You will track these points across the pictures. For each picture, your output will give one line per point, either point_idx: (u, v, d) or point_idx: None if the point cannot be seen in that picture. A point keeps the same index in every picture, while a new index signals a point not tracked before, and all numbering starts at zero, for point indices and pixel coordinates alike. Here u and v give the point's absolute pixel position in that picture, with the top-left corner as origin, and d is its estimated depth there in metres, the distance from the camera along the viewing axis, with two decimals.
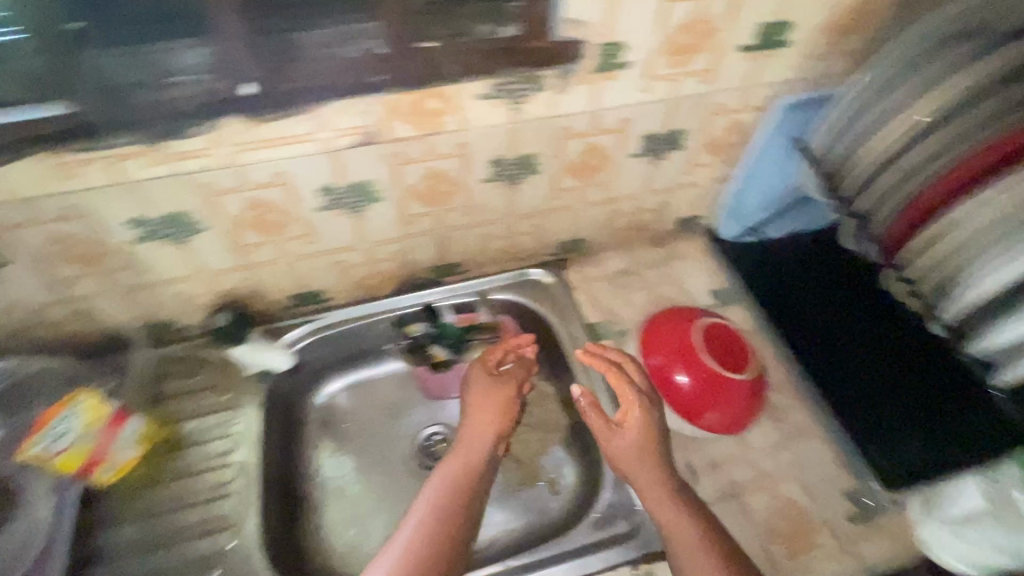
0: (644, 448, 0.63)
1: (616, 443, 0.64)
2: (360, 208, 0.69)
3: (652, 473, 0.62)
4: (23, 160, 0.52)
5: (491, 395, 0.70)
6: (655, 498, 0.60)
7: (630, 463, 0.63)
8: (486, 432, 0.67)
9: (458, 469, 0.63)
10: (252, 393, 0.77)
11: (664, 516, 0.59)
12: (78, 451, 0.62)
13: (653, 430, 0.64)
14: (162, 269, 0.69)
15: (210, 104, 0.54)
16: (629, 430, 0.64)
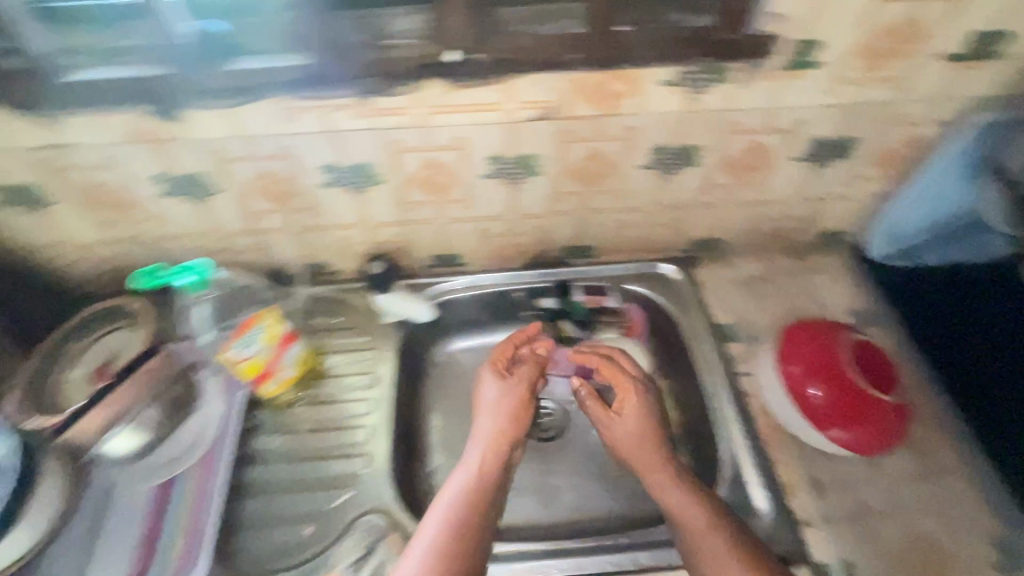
0: (643, 437, 0.69)
1: (616, 433, 0.70)
2: (520, 179, 0.72)
3: (654, 462, 0.67)
4: (260, 103, 0.61)
5: (500, 398, 0.72)
6: (667, 496, 0.64)
7: (635, 453, 0.68)
8: (499, 438, 0.68)
9: (470, 475, 0.65)
10: (388, 339, 0.84)
11: (672, 511, 0.62)
12: (258, 361, 0.71)
13: (647, 421, 0.70)
14: (334, 215, 0.76)
15: (419, 67, 0.59)
16: (629, 418, 0.70)
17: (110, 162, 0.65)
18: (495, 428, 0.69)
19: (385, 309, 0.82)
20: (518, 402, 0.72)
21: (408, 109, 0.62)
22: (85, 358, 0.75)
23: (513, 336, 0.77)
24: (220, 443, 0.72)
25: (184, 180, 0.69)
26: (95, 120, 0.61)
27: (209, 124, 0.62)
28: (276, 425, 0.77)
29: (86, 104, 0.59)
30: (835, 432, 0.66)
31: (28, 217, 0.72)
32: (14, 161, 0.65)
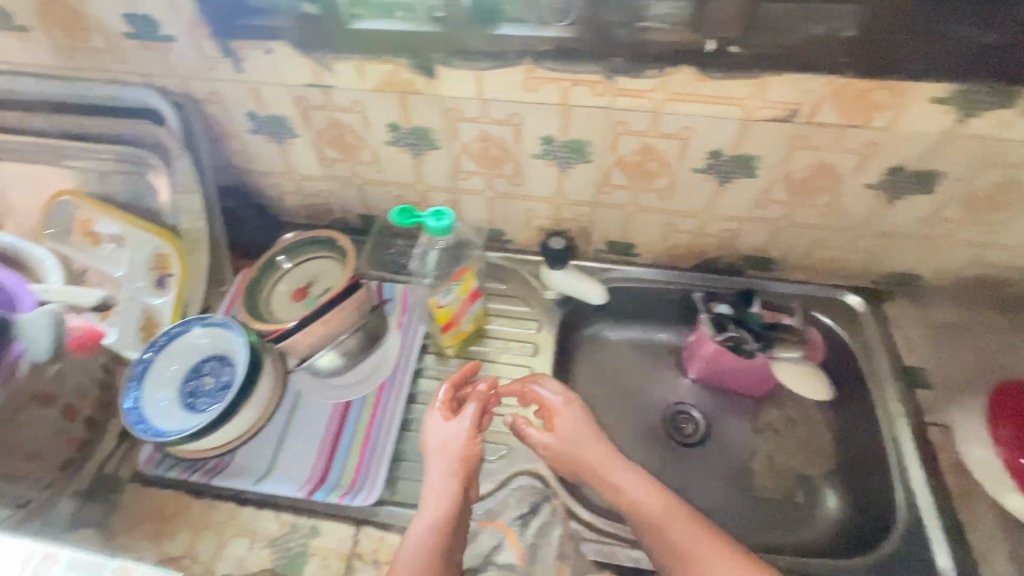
0: (580, 449, 0.66)
1: (561, 450, 0.67)
2: (730, 179, 0.70)
3: (595, 464, 0.65)
4: (510, 68, 0.63)
5: (452, 436, 0.64)
6: (622, 497, 0.63)
7: (576, 465, 0.66)
8: (447, 487, 0.61)
9: (429, 525, 0.58)
10: (550, 314, 0.87)
11: (637, 514, 0.62)
12: (449, 311, 0.75)
13: (583, 435, 0.67)
14: (531, 187, 0.78)
15: (674, 52, 0.59)
16: (564, 433, 0.67)
17: (356, 106, 0.72)
18: (449, 473, 0.62)
19: (555, 284, 0.84)
20: (471, 439, 0.64)
21: (649, 93, 0.62)
22: (288, 276, 0.83)
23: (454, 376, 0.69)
24: (398, 375, 0.78)
25: (411, 133, 0.74)
26: (358, 66, 0.67)
27: (454, 82, 0.66)
28: (440, 370, 0.81)
29: (357, 50, 0.65)
30: None
31: (269, 146, 0.81)
32: (277, 94, 0.72)
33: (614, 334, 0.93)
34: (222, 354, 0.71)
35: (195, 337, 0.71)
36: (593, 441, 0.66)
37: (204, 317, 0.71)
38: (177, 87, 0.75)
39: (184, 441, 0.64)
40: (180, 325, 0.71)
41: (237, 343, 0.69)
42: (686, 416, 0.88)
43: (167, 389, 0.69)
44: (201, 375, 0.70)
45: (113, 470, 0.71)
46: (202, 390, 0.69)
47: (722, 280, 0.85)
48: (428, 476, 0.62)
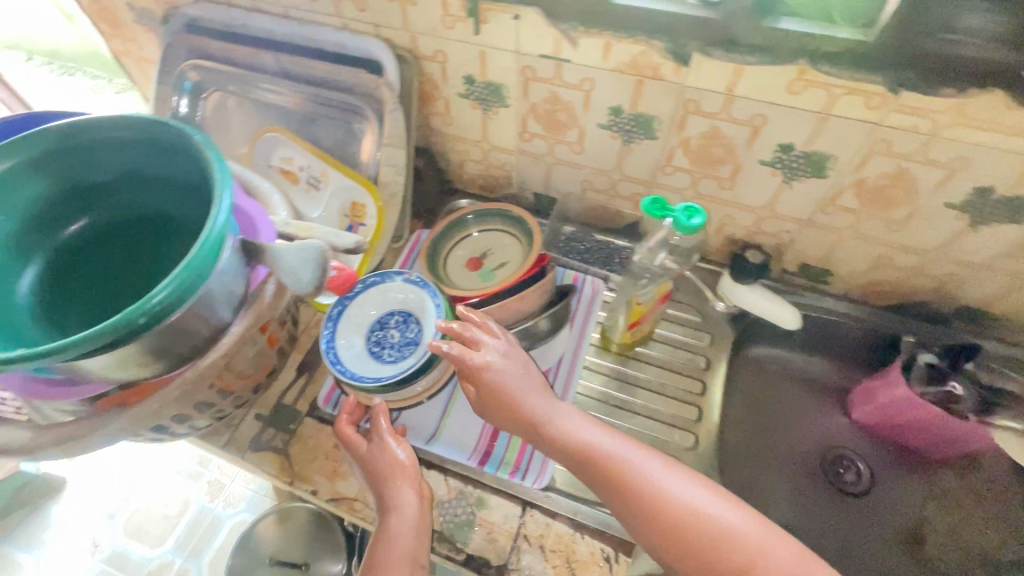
0: (506, 406, 0.59)
1: (494, 414, 0.61)
2: (986, 221, 0.63)
3: (531, 418, 0.58)
4: (777, 66, 0.58)
5: (376, 455, 0.63)
6: (563, 448, 0.57)
7: (508, 422, 0.60)
8: (398, 499, 0.60)
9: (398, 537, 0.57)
10: (720, 328, 0.83)
11: (580, 462, 0.56)
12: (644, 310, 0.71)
13: (506, 394, 0.59)
14: (740, 193, 0.74)
15: (984, 73, 0.52)
16: (489, 395, 0.60)
17: (584, 84, 0.69)
18: (396, 489, 0.60)
19: (738, 300, 0.80)
20: (389, 452, 0.63)
21: (935, 113, 0.56)
22: (467, 245, 0.84)
23: (346, 411, 0.67)
24: (569, 365, 0.76)
25: (632, 119, 0.71)
26: (605, 43, 0.64)
27: (706, 73, 0.62)
28: (604, 365, 0.79)
29: (612, 27, 0.62)
30: None
31: (473, 112, 0.80)
32: (504, 61, 0.71)
33: (781, 362, 0.87)
34: (409, 312, 0.72)
35: (390, 289, 0.73)
36: (523, 401, 0.59)
37: (404, 272, 0.73)
38: (405, 42, 0.75)
39: (376, 391, 0.66)
40: (377, 274, 0.73)
41: (431, 304, 0.70)
42: (848, 463, 0.81)
43: (358, 335, 0.71)
44: (388, 327, 0.71)
45: (292, 401, 0.74)
46: (388, 342, 0.70)
47: (924, 329, 0.78)
48: (379, 497, 0.61)
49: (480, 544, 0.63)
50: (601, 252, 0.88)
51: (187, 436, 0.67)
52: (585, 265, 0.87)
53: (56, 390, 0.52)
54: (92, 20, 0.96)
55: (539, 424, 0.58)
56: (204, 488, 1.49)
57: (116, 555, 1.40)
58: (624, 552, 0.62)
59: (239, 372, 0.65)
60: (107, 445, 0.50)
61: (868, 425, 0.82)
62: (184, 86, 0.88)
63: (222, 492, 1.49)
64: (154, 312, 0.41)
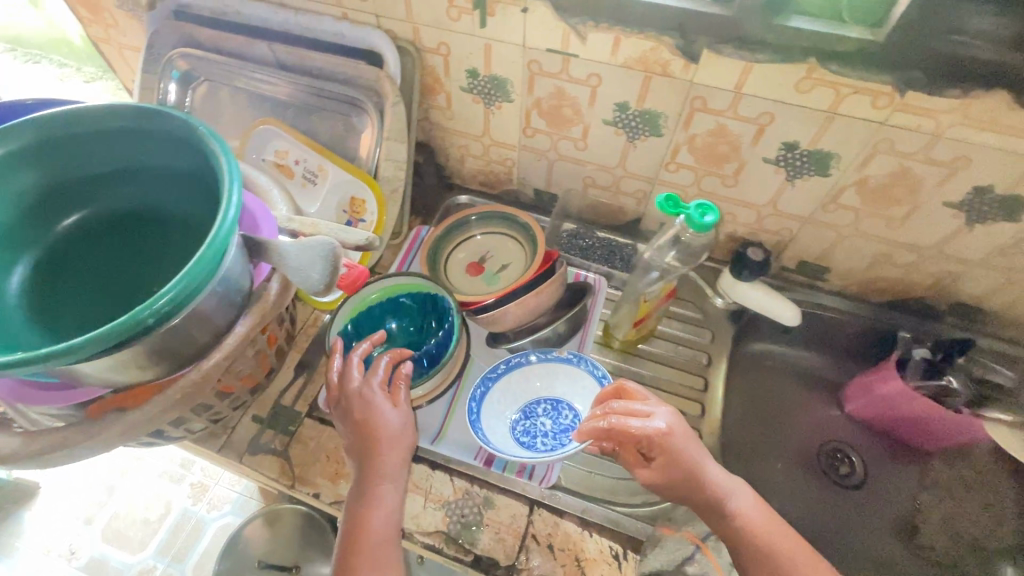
0: (690, 478, 0.55)
1: (657, 481, 0.56)
2: (984, 219, 0.65)
3: (711, 488, 0.55)
4: (786, 65, 0.59)
5: (399, 429, 0.60)
6: (737, 527, 0.54)
7: (679, 489, 0.56)
8: (390, 443, 0.58)
9: (380, 476, 0.57)
10: (719, 326, 0.83)
11: (748, 542, 0.53)
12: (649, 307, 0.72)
13: (690, 462, 0.56)
14: (744, 190, 0.75)
15: (990, 75, 0.54)
16: (670, 471, 0.56)
17: (591, 79, 0.69)
18: (387, 439, 0.58)
19: (735, 296, 0.81)
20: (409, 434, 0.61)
21: (939, 113, 0.57)
22: (467, 247, 0.83)
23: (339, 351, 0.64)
24: None
25: (638, 116, 0.71)
26: (615, 38, 0.63)
27: (714, 70, 0.62)
28: (607, 362, 0.79)
29: (623, 20, 0.61)
30: None
31: (476, 106, 0.79)
32: (510, 55, 0.70)
33: (778, 359, 0.88)
34: (557, 398, 0.70)
35: (546, 371, 0.72)
36: (705, 470, 0.56)
37: (554, 351, 0.72)
38: (408, 33, 0.74)
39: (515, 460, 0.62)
40: (519, 355, 0.72)
41: (586, 386, 0.70)
42: (842, 456, 0.82)
43: (504, 419, 0.69)
44: (537, 416, 0.69)
45: (289, 402, 0.72)
46: (539, 432, 0.68)
47: (917, 323, 0.80)
48: (367, 441, 0.58)
49: (489, 545, 0.62)
50: (608, 248, 0.87)
51: (182, 440, 0.65)
52: (593, 260, 0.86)
53: (54, 394, 0.50)
54: (71, 4, 0.92)
55: (720, 495, 0.55)
56: (187, 491, 1.45)
57: (94, 562, 1.35)
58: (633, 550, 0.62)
59: (240, 373, 0.62)
60: (101, 452, 0.47)
61: (862, 416, 0.82)
62: (172, 74, 0.84)
63: (206, 495, 1.45)
64: (162, 312, 0.40)
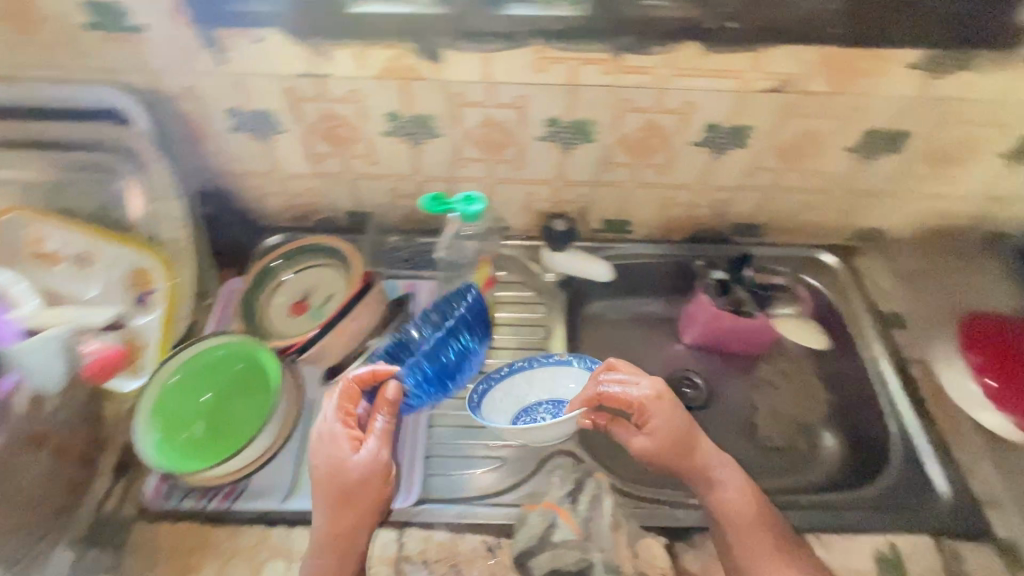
0: (681, 443, 0.61)
1: (647, 448, 0.62)
2: (724, 150, 0.74)
3: (699, 460, 0.61)
4: (518, 49, 0.63)
5: (360, 471, 0.57)
6: (715, 497, 0.61)
7: (666, 456, 0.62)
8: (351, 488, 0.57)
9: (336, 517, 0.57)
10: (555, 299, 0.87)
11: (723, 509, 0.60)
12: None
13: (678, 430, 0.61)
14: (532, 170, 0.78)
15: (681, 30, 0.62)
16: (660, 436, 0.61)
17: (353, 96, 0.69)
18: (349, 480, 0.57)
19: (559, 267, 0.86)
20: (380, 481, 0.58)
21: (654, 70, 0.65)
22: (283, 290, 0.79)
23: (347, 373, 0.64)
24: None
25: (411, 121, 0.72)
26: (359, 53, 0.64)
27: (459, 65, 0.65)
28: None
29: (358, 35, 0.62)
30: (1015, 417, 0.72)
31: (250, 144, 0.75)
32: (265, 87, 0.68)
33: (615, 313, 0.93)
34: (558, 398, 0.72)
35: (547, 374, 0.73)
36: (698, 442, 0.62)
37: (554, 354, 0.72)
38: (146, 82, 0.68)
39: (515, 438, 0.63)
40: (524, 359, 0.72)
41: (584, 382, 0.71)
42: (690, 382, 0.87)
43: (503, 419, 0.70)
44: (536, 412, 0.71)
45: (113, 509, 0.63)
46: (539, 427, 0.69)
47: (710, 248, 0.89)
48: (331, 483, 0.57)
49: None
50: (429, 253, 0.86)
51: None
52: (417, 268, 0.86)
53: None
54: None
55: (706, 466, 0.61)
56: None
57: None
58: (505, 536, 0.62)
59: None
60: None
61: (695, 342, 0.89)
62: None
63: None
64: None
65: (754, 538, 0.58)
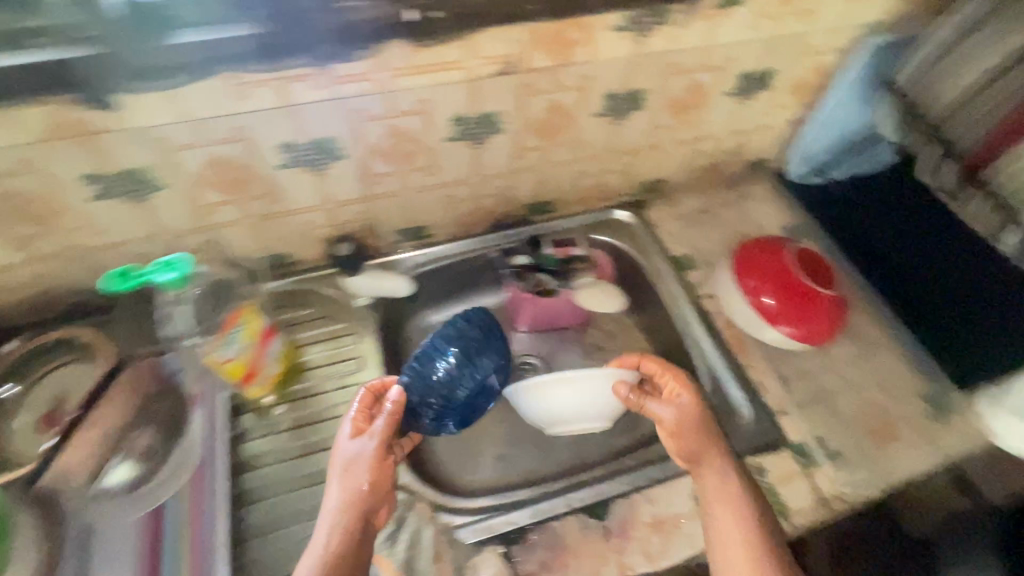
0: (700, 425, 0.63)
1: (674, 425, 0.64)
2: (482, 139, 0.73)
3: (714, 447, 0.62)
4: (205, 80, 0.56)
5: (360, 455, 0.59)
6: (715, 481, 0.60)
7: (688, 436, 0.63)
8: (353, 474, 0.58)
9: (335, 508, 0.57)
10: (365, 322, 0.83)
11: (716, 493, 0.60)
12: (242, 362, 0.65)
13: (698, 413, 0.64)
14: (294, 198, 0.72)
15: (382, 28, 0.57)
16: (688, 414, 0.64)
17: (27, 166, 0.57)
18: (353, 466, 0.59)
19: (358, 291, 0.82)
20: (381, 463, 0.59)
21: (370, 75, 0.61)
22: (25, 406, 0.66)
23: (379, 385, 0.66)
24: (210, 463, 0.66)
25: (120, 178, 0.62)
26: (7, 117, 0.53)
27: (145, 109, 0.56)
28: (261, 426, 0.72)
29: None
30: (791, 328, 0.76)
31: None
32: None
33: (439, 316, 0.91)
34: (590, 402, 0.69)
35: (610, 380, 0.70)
36: (712, 429, 0.63)
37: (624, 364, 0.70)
38: None
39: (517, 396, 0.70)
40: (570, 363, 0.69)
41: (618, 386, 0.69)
42: (526, 364, 0.87)
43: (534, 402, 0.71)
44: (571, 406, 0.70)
45: None
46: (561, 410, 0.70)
47: (494, 236, 0.88)
48: (337, 470, 0.59)
49: None
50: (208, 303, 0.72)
51: None
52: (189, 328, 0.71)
53: None
54: None
55: (714, 452, 0.62)
56: None
57: None
58: None
59: None
60: None
61: (527, 324, 0.88)
62: None
63: None
64: None
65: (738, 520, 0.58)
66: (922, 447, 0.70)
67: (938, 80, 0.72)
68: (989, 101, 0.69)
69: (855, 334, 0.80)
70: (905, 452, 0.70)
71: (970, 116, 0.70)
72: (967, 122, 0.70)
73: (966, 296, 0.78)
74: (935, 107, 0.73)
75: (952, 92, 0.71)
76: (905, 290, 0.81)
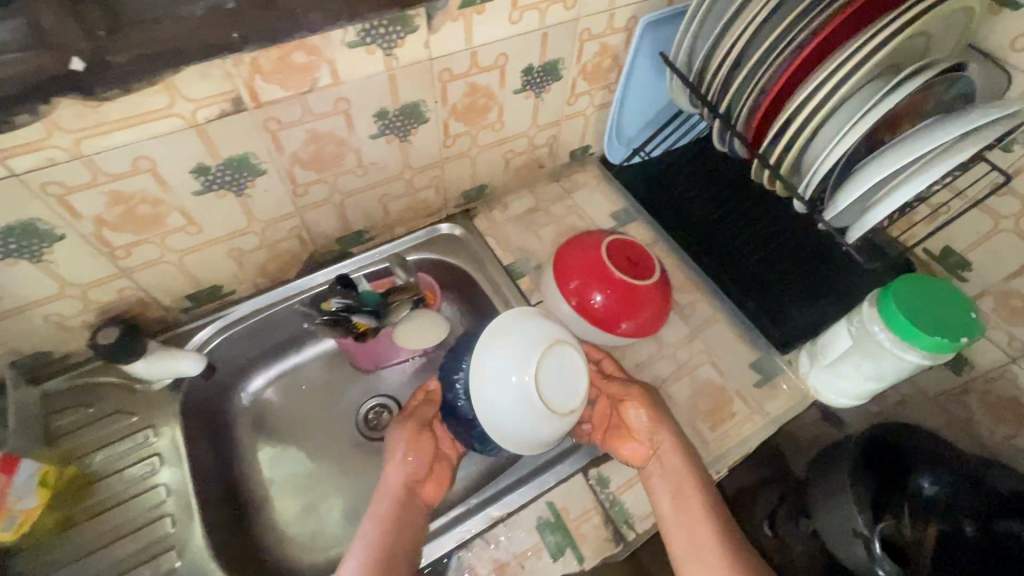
0: (658, 408, 0.66)
1: (641, 409, 0.66)
2: (244, 184, 0.64)
3: (672, 430, 0.65)
4: None
5: (402, 436, 0.67)
6: (673, 461, 0.63)
7: (648, 421, 0.65)
8: (403, 452, 0.66)
9: (389, 489, 0.64)
10: (168, 408, 0.72)
11: (674, 473, 0.62)
12: None
13: (657, 398, 0.67)
14: (19, 292, 0.60)
15: (33, 87, 0.46)
16: (650, 400, 0.66)
17: None
18: (401, 446, 0.66)
19: (150, 376, 0.71)
20: (420, 439, 0.67)
21: (47, 142, 0.50)
22: None
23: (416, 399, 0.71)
24: None
25: None
26: None
27: None
28: (38, 564, 0.63)
29: None
30: (620, 326, 0.74)
31: None
32: None
33: (267, 377, 0.84)
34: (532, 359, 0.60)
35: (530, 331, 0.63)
36: (670, 415, 0.66)
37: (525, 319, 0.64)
38: None
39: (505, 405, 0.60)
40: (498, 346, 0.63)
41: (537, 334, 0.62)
42: (376, 411, 0.84)
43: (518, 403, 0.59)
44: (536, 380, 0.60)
45: None
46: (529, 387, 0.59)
47: (311, 279, 0.81)
48: (390, 451, 0.67)
49: None
50: None
51: None
52: None
53: None
54: None
55: (669, 434, 0.64)
56: None
57: None
58: None
59: None
60: None
61: (368, 367, 0.84)
62: None
63: None
64: None
65: (690, 496, 0.61)
66: (753, 419, 0.71)
67: (708, 50, 0.70)
68: (754, 64, 0.66)
69: (686, 314, 0.80)
70: (737, 428, 0.71)
71: (739, 81, 0.68)
72: (737, 90, 0.69)
73: (769, 258, 0.82)
74: (709, 76, 0.71)
75: (720, 58, 0.69)
76: (717, 264, 0.83)
